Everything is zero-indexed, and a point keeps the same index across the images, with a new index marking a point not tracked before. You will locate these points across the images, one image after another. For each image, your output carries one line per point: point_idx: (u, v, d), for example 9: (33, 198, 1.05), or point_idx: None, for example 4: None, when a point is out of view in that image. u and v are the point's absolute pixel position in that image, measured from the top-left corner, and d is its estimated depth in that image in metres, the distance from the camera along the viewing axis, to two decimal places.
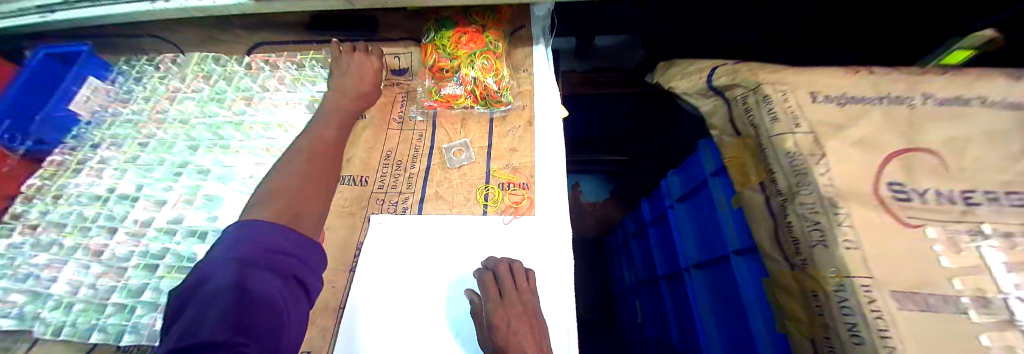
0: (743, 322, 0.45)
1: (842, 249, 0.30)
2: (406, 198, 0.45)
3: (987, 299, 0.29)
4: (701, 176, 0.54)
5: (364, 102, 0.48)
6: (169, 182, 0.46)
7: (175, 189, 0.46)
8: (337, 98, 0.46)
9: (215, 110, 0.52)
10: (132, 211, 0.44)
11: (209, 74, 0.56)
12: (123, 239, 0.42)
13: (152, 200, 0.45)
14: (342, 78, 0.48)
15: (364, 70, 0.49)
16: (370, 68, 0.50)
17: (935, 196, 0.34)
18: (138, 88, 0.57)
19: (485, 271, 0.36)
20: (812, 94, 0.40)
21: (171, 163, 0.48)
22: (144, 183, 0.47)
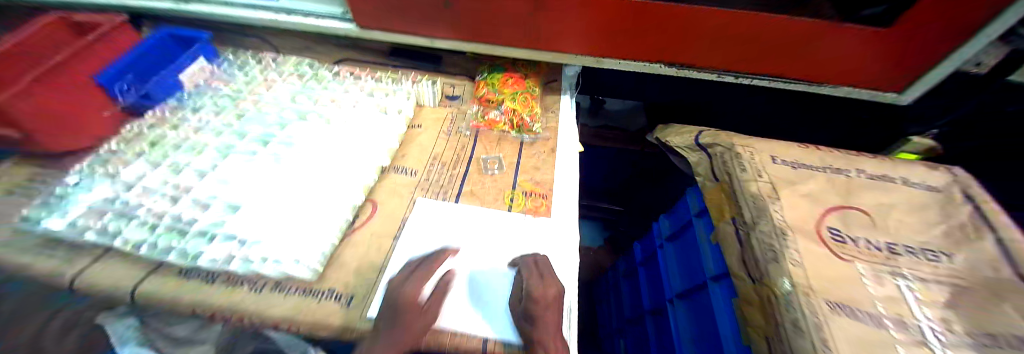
0: (716, 342, 0.52)
1: (789, 265, 0.40)
2: (446, 191, 0.56)
3: (904, 322, 0.37)
4: (688, 217, 0.64)
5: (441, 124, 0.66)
6: (256, 151, 0.53)
7: (260, 154, 0.53)
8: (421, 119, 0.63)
9: (305, 100, 0.61)
10: (222, 164, 0.51)
11: (303, 75, 0.66)
12: (207, 187, 0.48)
13: (242, 157, 0.52)
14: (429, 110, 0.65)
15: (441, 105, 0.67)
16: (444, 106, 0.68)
17: (867, 243, 0.43)
18: (238, 73, 0.66)
19: (526, 259, 0.46)
20: (775, 157, 0.52)
21: (261, 138, 0.54)
22: (237, 145, 0.54)
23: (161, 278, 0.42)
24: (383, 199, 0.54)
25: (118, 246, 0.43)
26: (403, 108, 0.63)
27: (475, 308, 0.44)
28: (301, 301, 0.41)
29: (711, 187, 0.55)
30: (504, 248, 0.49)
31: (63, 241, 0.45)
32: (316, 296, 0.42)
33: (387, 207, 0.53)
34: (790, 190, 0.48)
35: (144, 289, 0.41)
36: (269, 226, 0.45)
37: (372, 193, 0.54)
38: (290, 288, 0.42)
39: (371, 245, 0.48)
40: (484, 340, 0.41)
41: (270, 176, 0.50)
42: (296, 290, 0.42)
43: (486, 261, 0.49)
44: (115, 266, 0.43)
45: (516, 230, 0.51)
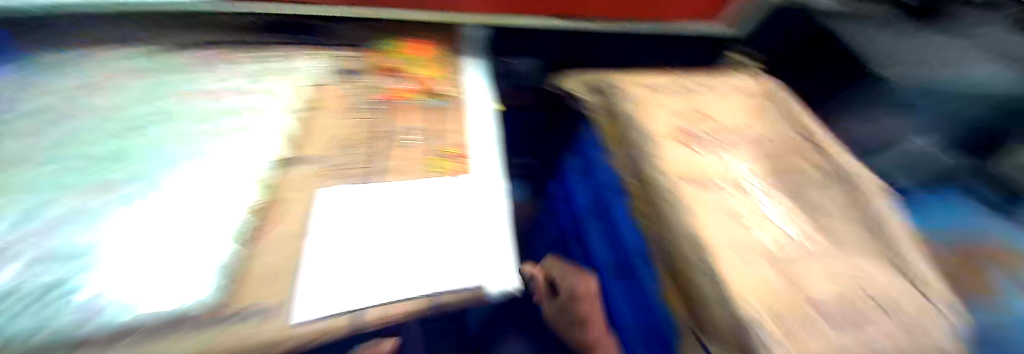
0: (621, 244, 0.63)
1: (656, 162, 0.52)
2: (362, 173, 0.53)
3: (735, 187, 0.51)
4: (588, 150, 0.75)
5: (342, 109, 0.61)
6: (110, 176, 0.46)
7: (113, 183, 0.45)
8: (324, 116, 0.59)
9: (153, 124, 0.53)
10: (56, 209, 0.41)
11: (146, 95, 0.58)
12: (42, 230, 0.39)
13: (87, 194, 0.43)
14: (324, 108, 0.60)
15: (336, 98, 0.63)
16: (338, 98, 0.63)
17: (708, 137, 0.57)
18: (33, 106, 0.54)
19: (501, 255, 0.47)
20: (643, 89, 0.64)
21: (115, 162, 0.47)
22: (72, 185, 0.44)
23: None
24: (290, 195, 0.48)
25: None
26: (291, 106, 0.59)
27: (411, 281, 0.41)
28: (211, 331, 0.34)
29: (601, 118, 0.65)
30: (432, 210, 0.49)
31: None
32: (230, 318, 0.35)
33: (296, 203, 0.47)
34: (655, 107, 0.60)
35: None
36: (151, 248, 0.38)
37: (274, 191, 0.47)
38: (194, 320, 0.34)
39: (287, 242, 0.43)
40: (430, 297, 0.41)
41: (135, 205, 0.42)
42: (203, 321, 0.34)
43: (415, 227, 0.47)
44: None
45: (441, 191, 0.52)
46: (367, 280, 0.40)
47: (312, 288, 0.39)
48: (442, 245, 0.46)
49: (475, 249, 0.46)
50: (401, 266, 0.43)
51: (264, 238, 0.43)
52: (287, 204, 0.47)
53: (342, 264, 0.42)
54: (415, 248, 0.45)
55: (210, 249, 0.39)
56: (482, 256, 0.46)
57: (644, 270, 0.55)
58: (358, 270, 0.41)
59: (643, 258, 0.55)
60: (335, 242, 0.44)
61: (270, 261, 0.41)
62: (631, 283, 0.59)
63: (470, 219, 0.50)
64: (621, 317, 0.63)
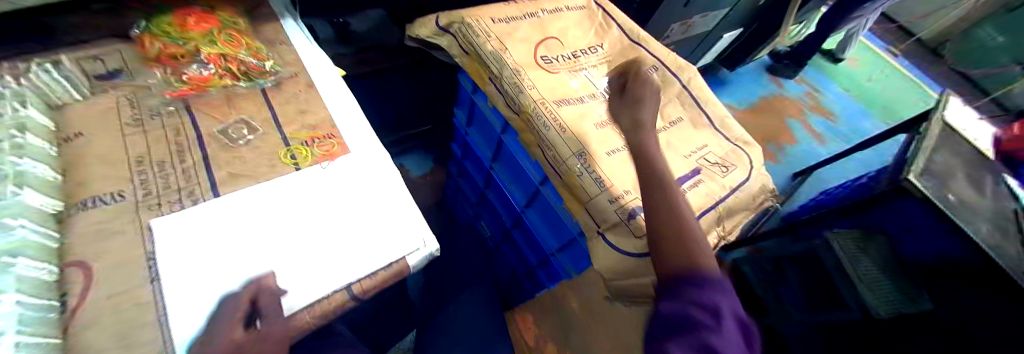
0: (522, 172, 0.67)
1: (527, 90, 0.54)
2: (189, 192, 0.41)
3: (593, 96, 0.60)
4: (468, 97, 0.73)
5: (121, 122, 0.44)
6: None
7: None
8: (98, 142, 0.42)
9: None
10: None
11: None
12: None
13: None
14: (91, 130, 0.43)
15: (106, 110, 0.45)
16: (106, 109, 0.45)
17: (564, 56, 0.62)
18: None
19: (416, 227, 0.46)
20: (495, 18, 0.62)
21: None
22: None
23: None
24: (92, 251, 0.35)
25: None
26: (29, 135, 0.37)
27: (316, 278, 0.39)
28: None
29: (465, 60, 0.63)
30: (315, 204, 0.44)
31: None
32: None
33: (111, 255, 0.35)
34: (512, 39, 0.60)
35: None
36: None
37: (64, 254, 0.34)
38: None
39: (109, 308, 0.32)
40: (344, 290, 0.39)
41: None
42: None
43: (302, 228, 0.42)
44: None
45: (316, 181, 0.46)
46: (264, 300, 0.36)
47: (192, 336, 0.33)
48: (341, 235, 0.42)
49: (382, 227, 0.44)
50: (296, 269, 0.39)
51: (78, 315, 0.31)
52: (96, 264, 0.34)
53: (217, 300, 0.35)
54: (306, 245, 0.41)
55: None
56: (392, 231, 0.44)
57: (547, 191, 0.61)
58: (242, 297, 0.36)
59: (543, 181, 0.62)
60: (196, 281, 0.36)
61: (100, 330, 0.31)
62: (542, 205, 0.67)
63: (361, 197, 0.46)
64: (545, 237, 0.71)
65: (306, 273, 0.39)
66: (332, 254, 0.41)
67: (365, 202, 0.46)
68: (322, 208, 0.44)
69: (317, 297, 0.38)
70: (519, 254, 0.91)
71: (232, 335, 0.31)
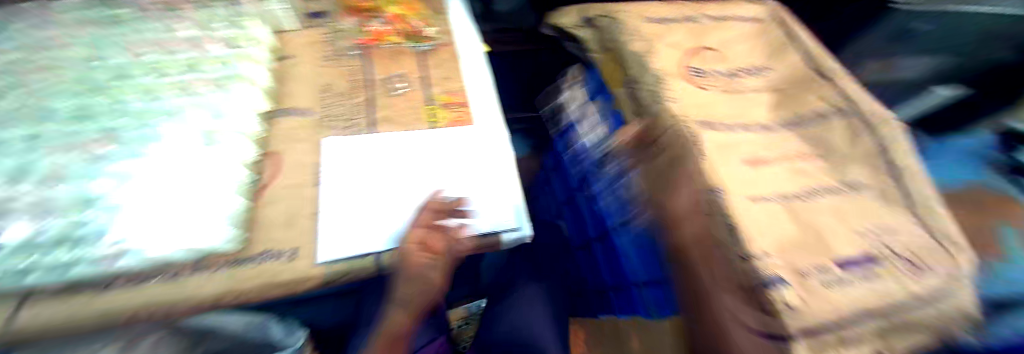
0: (625, 186, 0.62)
1: (669, 103, 0.47)
2: (355, 123, 0.51)
3: (750, 127, 0.49)
4: (589, 95, 0.72)
5: (320, 55, 0.57)
6: (104, 123, 0.43)
7: (99, 132, 0.42)
8: (306, 66, 0.55)
9: (139, 63, 0.49)
10: (49, 158, 0.40)
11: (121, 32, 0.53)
12: (46, 176, 0.38)
13: (75, 143, 0.41)
14: (303, 56, 0.56)
15: (315, 45, 0.58)
16: (315, 42, 0.58)
17: (725, 73, 0.53)
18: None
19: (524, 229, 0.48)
20: (650, 17, 0.57)
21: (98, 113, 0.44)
22: (56, 133, 0.42)
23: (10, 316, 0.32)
24: (285, 148, 0.47)
25: None
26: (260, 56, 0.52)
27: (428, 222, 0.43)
28: (232, 272, 0.37)
29: (602, 58, 0.60)
30: (435, 161, 0.49)
31: None
32: (248, 262, 0.38)
33: (293, 156, 0.46)
34: (660, 43, 0.54)
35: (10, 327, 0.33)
36: (149, 210, 0.37)
37: (266, 145, 0.47)
38: (216, 265, 0.37)
39: (291, 192, 0.44)
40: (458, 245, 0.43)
41: (112, 169, 0.39)
42: (224, 265, 0.37)
43: (421, 178, 0.47)
44: None
45: (439, 141, 0.50)
46: (384, 226, 0.42)
47: (328, 235, 0.40)
48: (452, 195, 0.46)
49: (487, 199, 0.47)
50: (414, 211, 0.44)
51: (265, 192, 0.43)
52: (282, 158, 0.46)
53: (352, 214, 0.43)
54: (424, 194, 0.46)
55: (212, 200, 0.39)
56: (495, 205, 0.46)
57: (654, 219, 0.55)
58: (371, 221, 0.43)
59: (652, 204, 0.55)
60: (343, 195, 0.44)
61: (277, 208, 0.42)
62: (639, 229, 0.61)
63: (474, 166, 0.49)
64: (634, 264, 0.65)
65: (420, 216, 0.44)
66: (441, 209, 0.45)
67: (478, 172, 0.49)
68: (442, 166, 0.48)
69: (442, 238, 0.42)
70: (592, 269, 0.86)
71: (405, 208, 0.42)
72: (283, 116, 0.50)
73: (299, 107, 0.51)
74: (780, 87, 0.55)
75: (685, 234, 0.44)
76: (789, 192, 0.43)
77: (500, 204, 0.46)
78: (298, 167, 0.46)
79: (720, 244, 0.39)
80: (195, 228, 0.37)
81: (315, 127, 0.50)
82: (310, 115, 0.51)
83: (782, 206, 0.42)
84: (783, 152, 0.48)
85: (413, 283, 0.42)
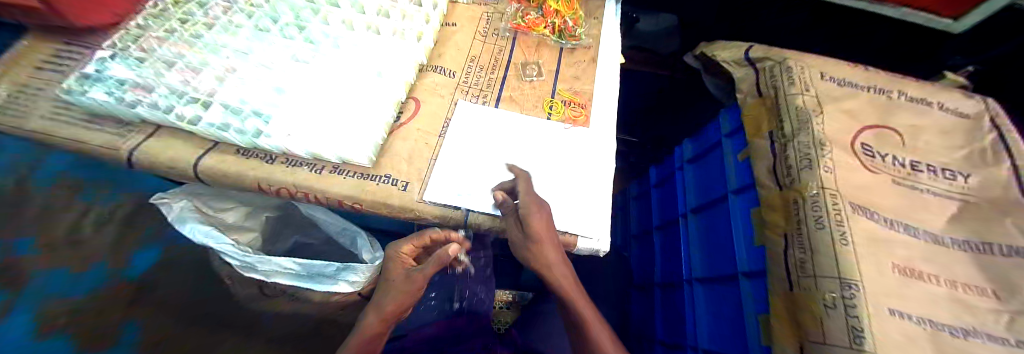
0: (727, 240, 0.59)
1: (823, 172, 0.42)
2: (485, 96, 0.57)
3: (909, 229, 0.41)
4: (716, 137, 0.68)
5: (480, 30, 0.65)
6: (307, 30, 0.53)
7: (300, 38, 0.53)
8: (465, 36, 0.64)
9: None
10: (266, 48, 0.51)
11: None
12: (262, 61, 0.49)
13: (286, 42, 0.52)
14: (464, 27, 0.65)
15: (476, 20, 0.66)
16: (479, 19, 0.67)
17: (893, 159, 0.46)
18: None
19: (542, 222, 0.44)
20: (822, 74, 0.52)
21: (305, 21, 0.54)
22: (275, 28, 0.53)
23: (220, 155, 0.45)
24: (426, 98, 0.55)
25: (173, 121, 0.43)
26: (434, 15, 0.59)
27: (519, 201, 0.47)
28: (362, 182, 0.46)
29: (750, 101, 0.56)
30: (548, 152, 0.52)
31: (105, 116, 0.46)
32: (375, 179, 0.46)
33: (430, 107, 0.55)
34: (831, 108, 0.49)
35: (206, 164, 0.44)
36: (321, 112, 0.45)
37: (412, 91, 0.56)
38: (347, 172, 0.46)
39: (422, 137, 0.52)
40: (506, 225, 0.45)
41: (302, 73, 0.49)
42: (353, 174, 0.46)
43: (531, 161, 0.51)
44: (168, 142, 0.45)
45: (557, 136, 0.54)
46: (485, 191, 0.47)
47: (438, 181, 0.47)
48: (552, 187, 0.49)
49: (580, 203, 0.48)
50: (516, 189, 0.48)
51: (400, 128, 0.52)
52: (421, 104, 0.55)
53: (462, 171, 0.49)
54: (529, 177, 0.49)
55: (366, 123, 0.46)
56: (585, 212, 0.48)
57: (748, 289, 0.51)
58: (479, 182, 0.48)
59: (754, 272, 0.50)
60: (460, 154, 0.50)
61: (407, 144, 0.50)
62: (721, 290, 0.58)
63: (578, 168, 0.51)
64: (699, 325, 0.62)
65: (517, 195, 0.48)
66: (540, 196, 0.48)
67: (580, 175, 0.50)
68: (550, 157, 0.51)
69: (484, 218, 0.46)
70: (645, 312, 0.86)
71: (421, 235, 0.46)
72: (433, 75, 0.58)
73: (450, 68, 0.59)
74: (970, 198, 0.45)
75: (783, 285, 0.42)
76: (938, 320, 0.35)
77: (590, 214, 0.47)
78: (428, 119, 0.54)
79: (836, 343, 0.34)
80: (348, 140, 0.44)
81: (456, 90, 0.58)
82: (459, 80, 0.59)
83: (922, 329, 0.34)
84: (942, 274, 0.39)
85: (398, 288, 0.45)
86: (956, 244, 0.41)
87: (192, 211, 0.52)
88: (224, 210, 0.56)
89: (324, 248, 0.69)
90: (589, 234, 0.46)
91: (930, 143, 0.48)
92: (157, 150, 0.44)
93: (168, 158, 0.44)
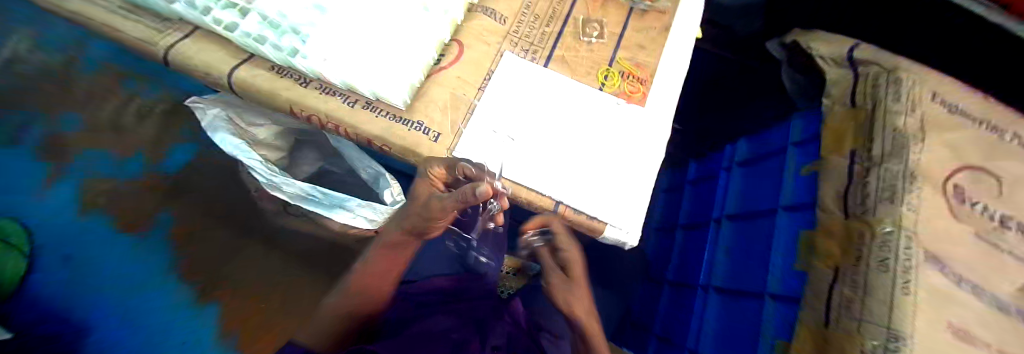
0: (762, 254, 0.56)
1: (905, 209, 0.36)
2: (538, 50, 0.52)
3: (977, 289, 0.37)
4: (780, 145, 0.62)
5: None
6: None
7: None
8: None
9: None
10: None
11: None
12: None
13: None
14: None
15: None
16: None
17: (983, 210, 0.40)
18: None
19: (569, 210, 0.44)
20: (933, 95, 0.44)
21: None
22: None
23: (254, 69, 0.43)
24: (471, 43, 0.51)
25: (210, 24, 0.40)
26: None
27: (557, 177, 0.44)
28: (393, 124, 0.44)
29: (840, 113, 0.49)
30: (595, 128, 0.48)
31: (146, 9, 0.43)
32: (407, 124, 0.44)
33: (475, 54, 0.51)
34: (933, 137, 0.42)
35: (239, 75, 0.42)
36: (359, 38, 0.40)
37: (462, 32, 0.52)
38: (381, 110, 0.44)
39: (465, 86, 0.48)
40: (555, 201, 0.43)
41: None
42: (386, 114, 0.44)
43: (575, 132, 0.47)
44: (204, 46, 0.43)
45: (607, 111, 0.49)
46: (523, 158, 0.45)
47: (475, 139, 0.45)
48: (591, 167, 0.45)
49: (617, 186, 0.45)
50: (553, 162, 0.45)
51: (441, 73, 0.49)
52: (468, 49, 0.51)
53: (504, 133, 0.46)
54: (571, 151, 0.46)
55: (406, 62, 0.43)
56: (619, 200, 0.45)
57: (772, 311, 0.49)
58: (518, 146, 0.45)
59: (786, 296, 0.47)
60: (499, 110, 0.47)
61: (446, 92, 0.48)
62: (741, 305, 0.57)
63: (623, 151, 0.47)
64: (704, 329, 0.61)
65: (555, 170, 0.45)
66: (579, 174, 0.45)
67: (625, 159, 0.47)
68: (597, 130, 0.47)
69: (518, 184, 0.44)
70: (647, 302, 0.86)
71: (436, 168, 0.41)
72: (489, 18, 0.53)
73: (505, 11, 0.54)
74: None
75: (816, 318, 0.40)
76: None
77: (626, 203, 0.45)
78: (473, 67, 0.50)
79: None
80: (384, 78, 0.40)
81: (507, 38, 0.53)
82: (515, 27, 0.54)
83: None
84: (1005, 344, 0.35)
85: (415, 211, 0.42)
86: None
87: (223, 122, 0.51)
88: (255, 126, 0.55)
89: (348, 180, 0.67)
90: (616, 224, 0.44)
91: None
92: (192, 52, 0.42)
93: (202, 60, 0.42)
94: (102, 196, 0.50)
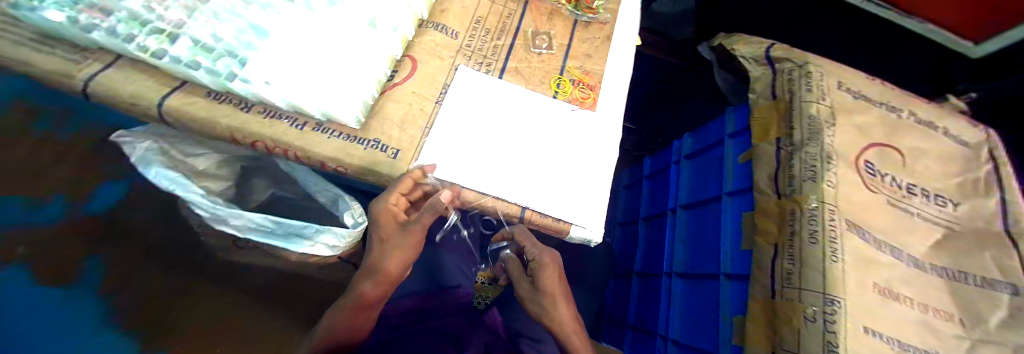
0: (714, 239, 0.59)
1: (825, 186, 0.41)
2: (488, 63, 0.54)
3: (897, 251, 0.42)
4: (719, 136, 0.66)
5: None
6: None
7: None
8: None
9: None
10: None
11: None
12: None
13: None
14: None
15: None
16: None
17: (892, 180, 0.46)
18: None
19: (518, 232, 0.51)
20: (840, 84, 0.50)
21: None
22: None
23: (188, 97, 0.41)
24: (423, 59, 0.51)
25: (134, 52, 0.37)
26: None
27: (517, 183, 0.45)
28: (345, 144, 0.43)
29: (764, 104, 0.54)
30: (550, 133, 0.49)
31: (60, 38, 0.40)
32: (361, 143, 0.44)
33: (427, 69, 0.51)
34: (845, 120, 0.47)
35: (174, 105, 0.40)
36: (305, 63, 0.38)
37: (410, 49, 0.52)
38: (330, 131, 0.43)
39: (418, 102, 0.48)
40: (519, 207, 0.44)
41: None
42: (339, 135, 0.43)
43: (532, 139, 0.48)
44: (131, 75, 0.40)
45: (560, 117, 0.51)
46: (483, 168, 0.45)
47: (435, 152, 0.45)
48: (550, 171, 0.47)
49: (576, 187, 0.47)
50: (515, 168, 0.46)
51: (393, 89, 0.48)
52: (418, 64, 0.51)
53: (463, 144, 0.46)
54: (530, 157, 0.47)
55: (356, 80, 0.42)
56: (578, 199, 0.46)
57: (728, 290, 0.52)
58: (479, 156, 0.46)
59: (738, 275, 0.50)
60: (456, 124, 0.47)
61: (399, 108, 0.47)
62: (700, 287, 0.60)
63: (579, 153, 0.49)
64: (671, 315, 0.64)
65: (516, 176, 0.45)
66: (539, 179, 0.46)
67: (582, 159, 0.48)
68: (551, 135, 0.49)
69: (480, 192, 0.44)
70: (620, 297, 0.88)
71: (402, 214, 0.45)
72: (437, 33, 0.54)
73: (452, 26, 0.55)
74: (958, 226, 0.45)
75: (761, 294, 0.43)
76: (907, 340, 0.37)
77: (587, 202, 0.46)
78: (425, 82, 0.50)
79: None
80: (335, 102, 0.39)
81: (456, 52, 0.54)
82: (462, 41, 0.55)
83: (892, 350, 0.35)
84: (919, 295, 0.40)
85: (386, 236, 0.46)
86: (935, 270, 0.42)
87: (157, 155, 0.47)
88: (193, 157, 0.52)
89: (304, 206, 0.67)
90: (580, 223, 0.45)
91: (931, 169, 0.48)
92: (119, 83, 0.39)
93: (127, 92, 0.39)
94: (23, 246, 0.42)
